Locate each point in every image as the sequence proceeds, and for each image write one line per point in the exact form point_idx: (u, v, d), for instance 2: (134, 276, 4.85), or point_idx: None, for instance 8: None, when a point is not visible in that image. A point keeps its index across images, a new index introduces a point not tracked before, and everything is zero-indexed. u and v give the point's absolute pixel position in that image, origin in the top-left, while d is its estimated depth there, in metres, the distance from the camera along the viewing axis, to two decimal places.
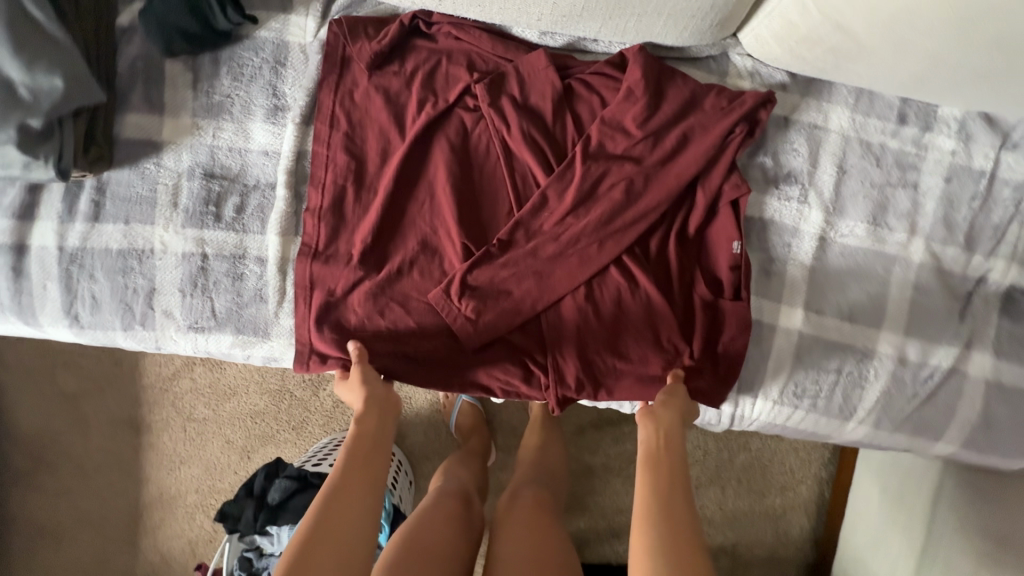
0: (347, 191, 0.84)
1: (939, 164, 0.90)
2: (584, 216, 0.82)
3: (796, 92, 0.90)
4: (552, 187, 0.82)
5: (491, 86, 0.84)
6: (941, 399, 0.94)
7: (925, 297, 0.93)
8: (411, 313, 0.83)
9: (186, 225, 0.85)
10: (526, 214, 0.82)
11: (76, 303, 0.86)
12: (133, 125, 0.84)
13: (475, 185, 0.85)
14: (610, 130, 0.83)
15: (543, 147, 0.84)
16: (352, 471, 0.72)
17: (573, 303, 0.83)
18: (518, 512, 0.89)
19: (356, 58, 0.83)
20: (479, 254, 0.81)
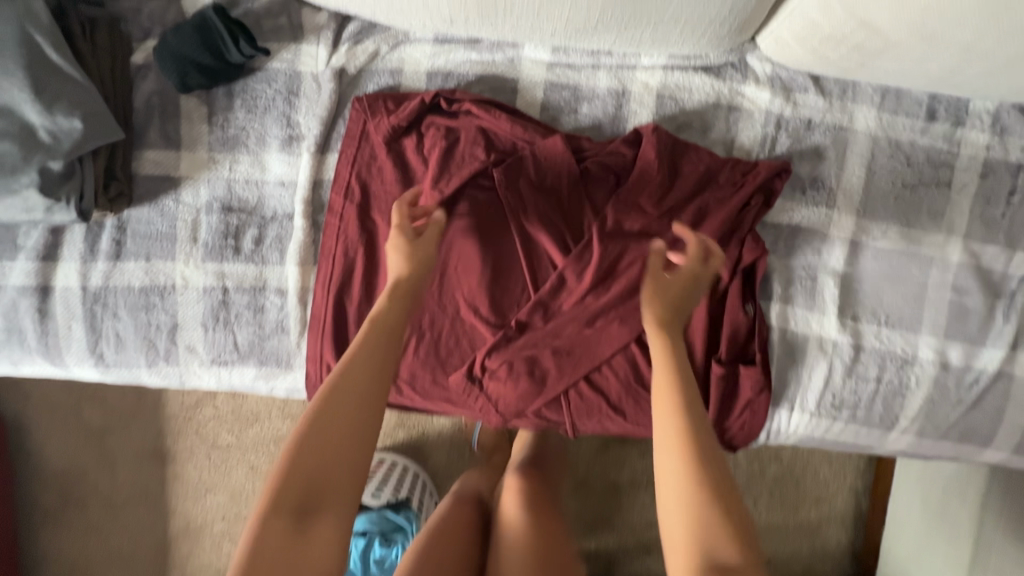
0: (357, 262, 0.84)
1: (973, 160, 0.87)
2: (602, 293, 0.85)
3: (819, 94, 0.87)
4: (569, 268, 0.85)
5: (508, 170, 0.84)
6: (988, 404, 0.89)
7: (965, 298, 0.89)
8: (434, 387, 0.88)
9: (205, 259, 0.85)
10: (546, 291, 0.85)
11: (101, 342, 0.86)
12: (151, 162, 0.83)
13: (492, 266, 0.86)
14: (626, 208, 0.84)
15: (559, 227, 0.86)
16: (357, 387, 0.61)
17: (589, 379, 0.88)
18: (527, 516, 0.85)
19: (374, 132, 0.83)
20: (498, 339, 0.85)
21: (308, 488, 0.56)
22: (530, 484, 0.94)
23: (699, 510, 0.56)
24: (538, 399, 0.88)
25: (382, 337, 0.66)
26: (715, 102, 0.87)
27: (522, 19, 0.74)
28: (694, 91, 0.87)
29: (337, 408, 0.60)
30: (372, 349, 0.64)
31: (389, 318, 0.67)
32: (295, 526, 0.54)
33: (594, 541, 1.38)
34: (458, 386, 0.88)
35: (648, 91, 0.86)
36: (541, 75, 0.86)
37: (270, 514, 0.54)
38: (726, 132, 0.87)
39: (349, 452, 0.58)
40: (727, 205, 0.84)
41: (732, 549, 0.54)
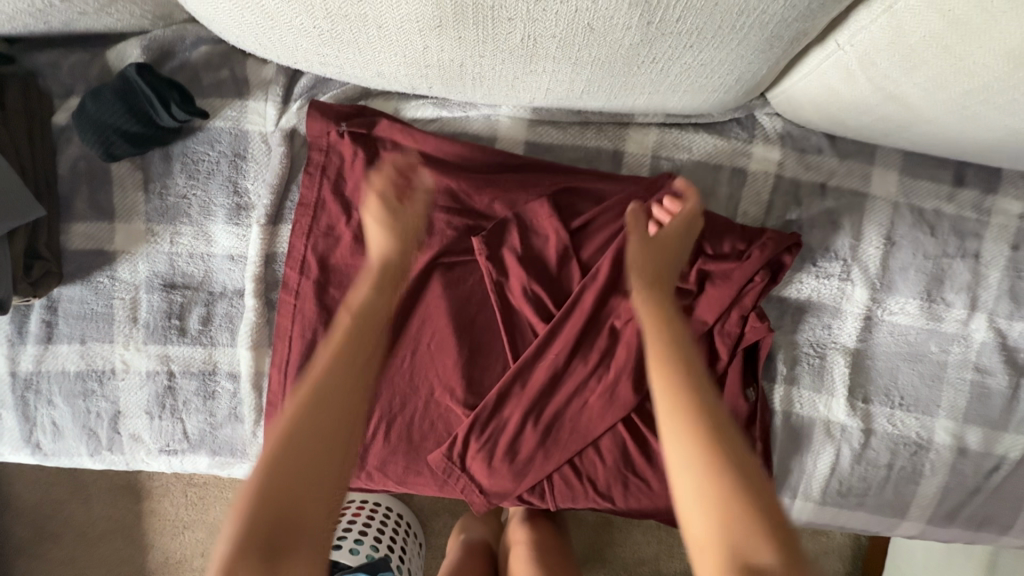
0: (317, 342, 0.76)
1: (1004, 230, 0.78)
2: (588, 366, 0.78)
3: (835, 156, 0.77)
4: (552, 341, 0.76)
5: (490, 237, 0.75)
6: (1007, 490, 0.83)
7: (988, 379, 0.81)
8: (405, 469, 0.79)
9: (147, 341, 0.76)
10: (529, 366, 0.77)
11: (36, 431, 0.78)
12: (81, 235, 0.74)
13: (470, 339, 0.78)
14: (617, 274, 0.76)
15: (542, 298, 0.77)
16: (330, 397, 0.55)
17: (574, 461, 0.80)
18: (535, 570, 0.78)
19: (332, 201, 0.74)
20: (475, 415, 0.77)
21: (290, 510, 0.50)
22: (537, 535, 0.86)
23: (725, 500, 0.50)
24: (520, 482, 0.80)
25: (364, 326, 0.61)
26: (719, 164, 0.76)
27: (494, 89, 0.64)
28: (695, 151, 0.77)
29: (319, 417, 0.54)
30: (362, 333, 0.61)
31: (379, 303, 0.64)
32: (266, 563, 0.47)
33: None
34: (434, 468, 0.79)
35: (642, 151, 0.77)
36: (521, 134, 0.77)
37: (237, 551, 0.47)
38: (728, 196, 0.77)
39: (322, 466, 0.52)
40: (729, 278, 0.75)
41: (762, 550, 0.48)
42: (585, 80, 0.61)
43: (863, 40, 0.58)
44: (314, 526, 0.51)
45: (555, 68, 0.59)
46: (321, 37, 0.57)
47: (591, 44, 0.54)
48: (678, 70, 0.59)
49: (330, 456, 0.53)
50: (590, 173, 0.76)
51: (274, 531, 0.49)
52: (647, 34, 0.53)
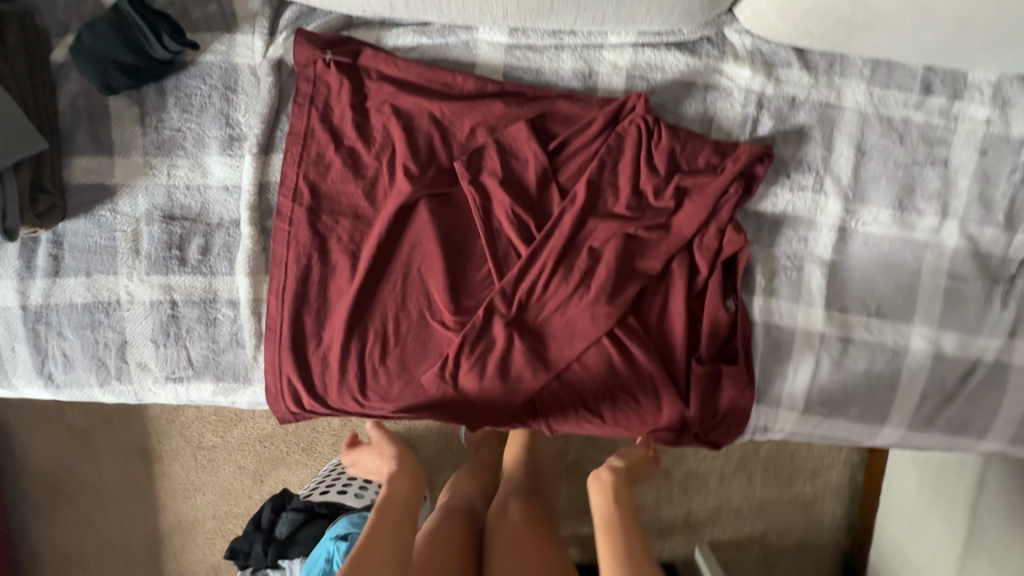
0: (312, 267, 0.79)
1: (971, 136, 0.80)
2: (571, 282, 0.79)
3: (804, 68, 0.79)
4: (533, 257, 0.79)
5: (470, 163, 0.78)
6: (985, 394, 0.85)
7: (962, 286, 0.84)
8: (397, 394, 0.81)
9: (150, 272, 0.80)
10: (516, 286, 0.79)
11: (48, 362, 0.82)
12: (82, 169, 0.77)
13: (456, 261, 0.80)
14: (599, 191, 0.79)
15: (524, 220, 0.79)
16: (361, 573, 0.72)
17: (562, 377, 0.82)
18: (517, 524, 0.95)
19: (321, 129, 0.77)
20: (467, 331, 0.79)
21: None
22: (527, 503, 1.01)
23: None
24: (514, 398, 0.82)
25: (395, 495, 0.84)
26: (691, 81, 0.79)
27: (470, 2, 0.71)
28: (668, 70, 0.79)
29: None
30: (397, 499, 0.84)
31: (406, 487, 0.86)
32: None
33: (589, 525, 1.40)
34: (428, 390, 0.81)
35: (617, 71, 0.79)
36: (498, 59, 0.79)
37: None
38: (702, 113, 0.80)
39: None
40: (704, 192, 0.78)
41: None
42: None
43: None
44: None
45: None
46: None
47: None
48: None
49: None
50: (566, 97, 0.78)
51: None
52: None
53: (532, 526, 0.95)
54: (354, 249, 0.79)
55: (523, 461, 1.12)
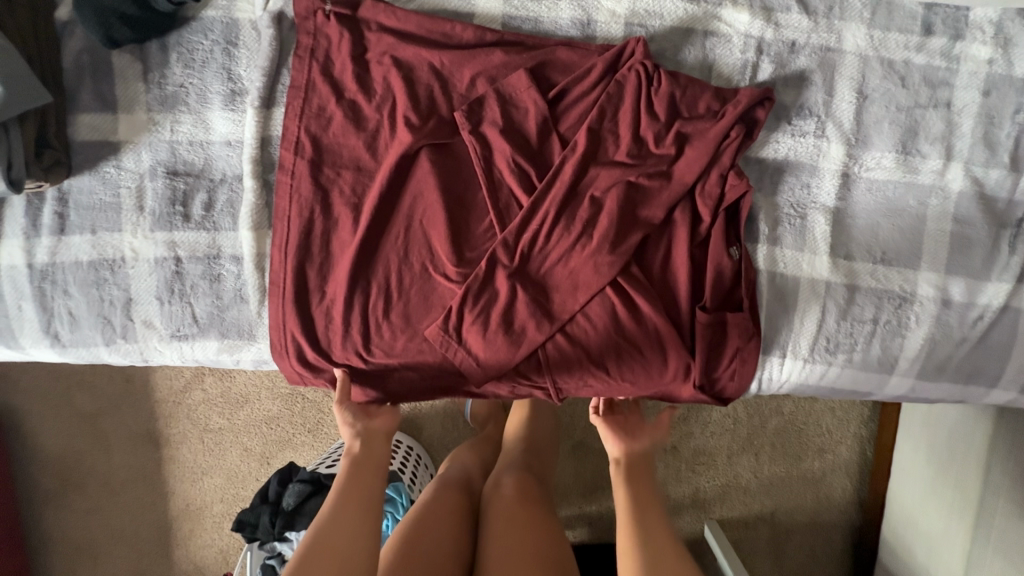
0: (314, 221, 0.79)
1: (974, 77, 0.80)
2: (573, 230, 0.79)
3: (803, 12, 0.79)
4: (535, 205, 0.78)
5: (471, 113, 0.79)
6: (993, 341, 0.84)
7: (968, 230, 0.83)
8: (400, 349, 0.81)
9: (154, 228, 0.80)
10: (518, 236, 0.79)
11: (54, 321, 0.82)
12: (86, 126, 0.78)
13: (458, 213, 0.80)
14: (600, 139, 0.79)
15: (525, 169, 0.79)
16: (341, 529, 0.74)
17: (567, 331, 0.81)
18: (512, 494, 0.94)
19: (322, 81, 0.78)
20: (469, 283, 0.78)
21: None
22: (523, 480, 0.99)
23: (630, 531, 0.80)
24: (520, 352, 0.80)
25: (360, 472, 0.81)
26: (690, 27, 0.79)
27: None
28: (666, 17, 0.79)
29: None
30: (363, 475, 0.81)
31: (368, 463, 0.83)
32: None
33: (596, 505, 1.39)
34: (432, 344, 0.80)
35: (615, 19, 0.79)
36: (497, 10, 0.80)
37: None
38: (702, 59, 0.80)
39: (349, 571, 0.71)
40: (705, 136, 0.78)
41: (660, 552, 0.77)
42: None
43: None
44: None
45: None
46: None
47: None
48: None
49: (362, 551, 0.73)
50: (565, 45, 0.79)
51: None
52: None
53: (527, 498, 0.94)
54: (356, 202, 0.79)
55: (522, 437, 1.12)
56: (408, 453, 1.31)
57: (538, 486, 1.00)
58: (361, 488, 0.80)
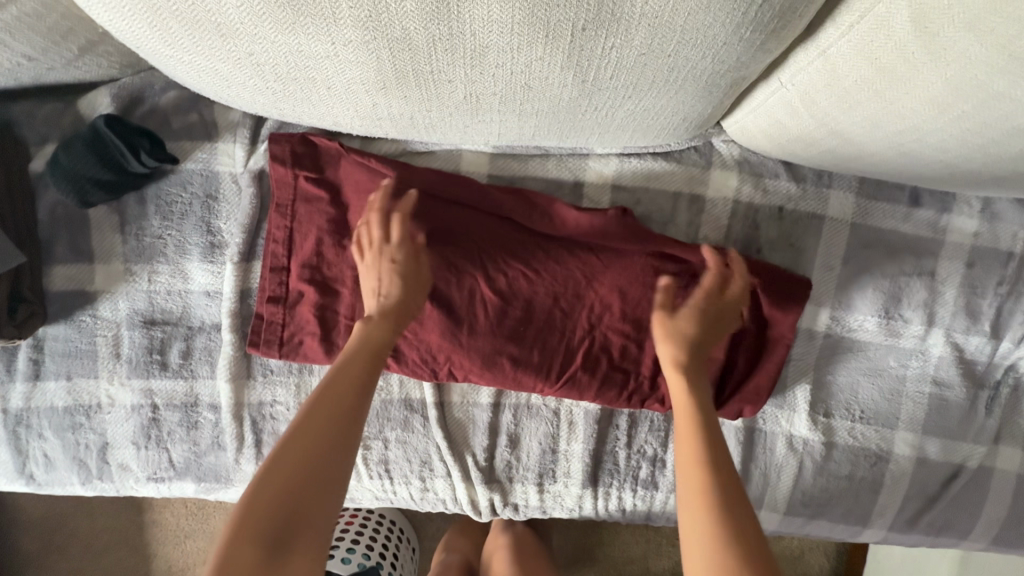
0: (308, 344, 0.76)
1: (959, 248, 0.80)
2: (572, 297, 0.76)
3: (791, 180, 0.79)
4: (532, 269, 0.75)
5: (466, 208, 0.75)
6: (965, 498, 0.85)
7: (946, 392, 0.83)
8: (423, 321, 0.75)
9: (131, 376, 0.79)
10: (510, 301, 0.76)
11: (29, 463, 0.81)
12: (63, 277, 0.77)
13: (454, 287, 0.75)
14: (591, 254, 0.75)
15: (520, 253, 0.75)
16: (317, 420, 0.58)
17: (601, 331, 0.77)
18: (510, 553, 1.05)
19: (304, 220, 0.74)
20: (497, 294, 0.75)
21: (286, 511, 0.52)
22: (517, 542, 1.08)
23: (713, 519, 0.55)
24: (511, 378, 0.77)
25: (361, 354, 0.65)
26: (677, 192, 0.79)
27: (447, 134, 0.63)
28: (654, 180, 0.78)
29: (279, 546, 0.50)
30: (358, 355, 0.65)
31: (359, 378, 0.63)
32: (268, 551, 0.50)
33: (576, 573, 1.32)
34: (460, 314, 0.76)
35: (604, 182, 0.78)
36: (483, 167, 0.78)
37: (242, 542, 0.50)
38: (689, 222, 0.79)
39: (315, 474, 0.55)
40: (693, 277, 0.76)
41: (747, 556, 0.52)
42: (533, 126, 0.61)
43: (803, 80, 0.60)
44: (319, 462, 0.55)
45: (501, 118, 0.59)
46: (275, 96, 0.58)
47: (530, 98, 0.55)
48: (624, 115, 0.59)
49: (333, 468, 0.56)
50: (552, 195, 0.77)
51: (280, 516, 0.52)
52: (584, 90, 0.54)
53: (523, 555, 1.05)
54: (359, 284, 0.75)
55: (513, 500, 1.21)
56: (390, 531, 1.28)
57: (533, 540, 1.10)
58: (350, 389, 0.62)
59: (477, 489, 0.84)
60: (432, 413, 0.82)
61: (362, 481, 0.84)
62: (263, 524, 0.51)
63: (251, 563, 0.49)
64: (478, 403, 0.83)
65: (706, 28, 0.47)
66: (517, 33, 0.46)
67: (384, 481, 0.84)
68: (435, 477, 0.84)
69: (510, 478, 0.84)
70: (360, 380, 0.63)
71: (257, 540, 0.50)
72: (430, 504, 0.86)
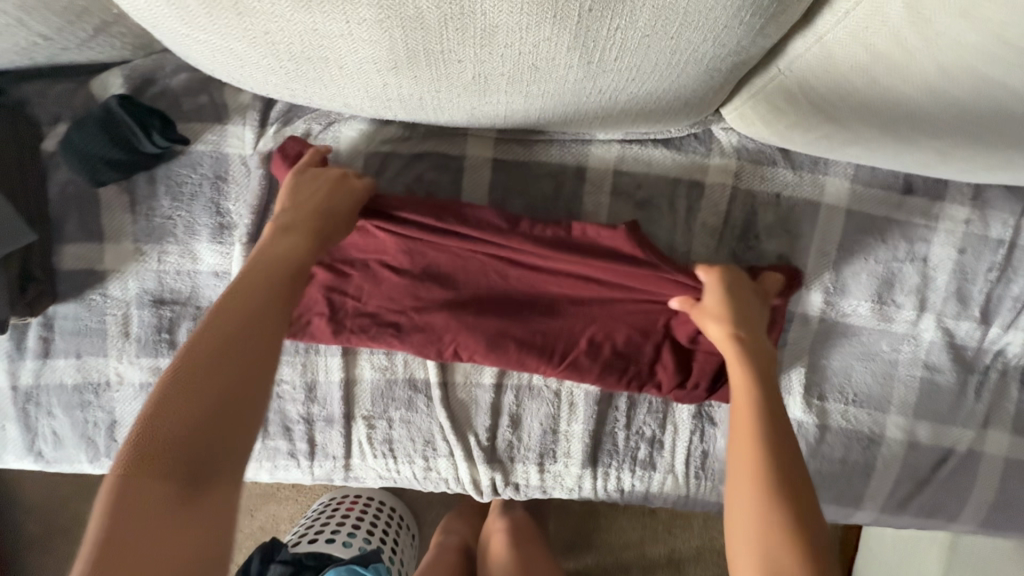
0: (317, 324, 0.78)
1: (951, 235, 0.82)
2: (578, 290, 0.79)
3: (788, 167, 0.81)
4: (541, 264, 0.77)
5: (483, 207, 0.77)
6: (954, 481, 0.87)
7: (937, 376, 0.85)
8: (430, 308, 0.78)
9: (140, 354, 0.80)
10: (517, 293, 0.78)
11: (38, 440, 0.83)
12: (72, 256, 0.78)
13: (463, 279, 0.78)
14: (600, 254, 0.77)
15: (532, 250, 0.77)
16: (221, 339, 0.54)
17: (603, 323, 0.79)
18: (507, 538, 1.07)
19: None
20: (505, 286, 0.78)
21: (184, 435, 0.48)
22: (515, 526, 1.10)
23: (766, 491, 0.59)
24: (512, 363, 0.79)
25: (264, 276, 0.61)
26: (677, 178, 0.80)
27: (454, 116, 0.65)
28: (654, 167, 0.80)
29: (189, 476, 0.47)
30: (257, 279, 0.61)
31: (273, 300, 0.60)
32: (174, 484, 0.46)
33: (575, 561, 1.34)
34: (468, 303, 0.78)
35: (605, 167, 0.80)
36: (488, 152, 0.79)
37: (137, 474, 0.46)
38: (688, 207, 0.81)
39: (218, 391, 0.51)
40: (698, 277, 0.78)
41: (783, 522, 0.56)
42: (540, 108, 0.62)
43: (800, 66, 0.62)
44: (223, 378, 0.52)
45: (508, 99, 0.61)
46: (287, 75, 0.59)
47: (538, 79, 0.56)
48: (627, 98, 0.61)
49: (241, 384, 0.53)
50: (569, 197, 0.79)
51: (180, 440, 0.48)
52: (589, 72, 0.55)
53: (520, 540, 1.06)
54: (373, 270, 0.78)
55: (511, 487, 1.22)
56: (390, 517, 1.30)
57: (531, 526, 1.12)
58: (249, 308, 0.58)
59: (479, 469, 0.86)
60: (435, 393, 0.83)
61: (366, 460, 0.86)
62: (158, 453, 0.47)
63: (154, 499, 0.46)
64: (480, 384, 0.84)
65: (708, 11, 0.48)
66: (526, 13, 0.47)
67: (388, 460, 0.86)
68: (438, 457, 0.86)
69: (512, 459, 0.86)
70: (269, 301, 0.59)
71: (150, 472, 0.46)
72: (433, 484, 0.88)
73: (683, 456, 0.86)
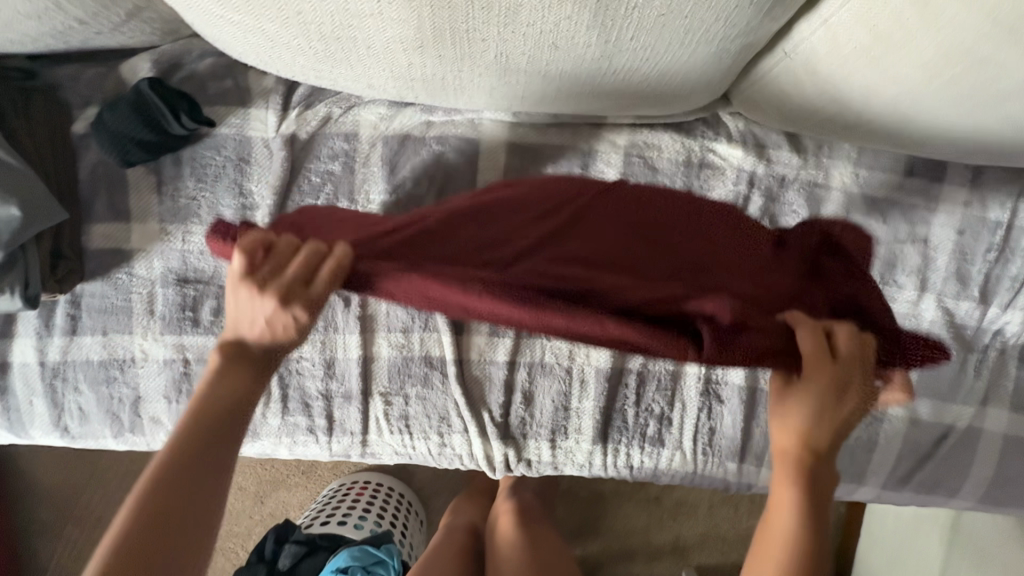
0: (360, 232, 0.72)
1: (951, 217, 0.85)
2: None
3: (793, 150, 0.83)
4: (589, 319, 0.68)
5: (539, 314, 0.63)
6: (955, 458, 0.90)
7: (938, 355, 0.88)
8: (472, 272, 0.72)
9: (164, 332, 0.82)
10: None
11: (64, 415, 0.85)
12: (100, 235, 0.81)
13: None
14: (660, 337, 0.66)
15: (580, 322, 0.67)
16: (185, 468, 0.62)
17: None
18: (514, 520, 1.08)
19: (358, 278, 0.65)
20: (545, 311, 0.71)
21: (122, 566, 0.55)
22: (522, 508, 1.11)
23: None
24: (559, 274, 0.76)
25: (222, 411, 0.68)
26: (687, 161, 0.83)
27: (474, 97, 0.67)
28: (664, 150, 0.83)
29: None
30: (204, 411, 0.67)
31: (212, 408, 0.68)
32: None
33: (583, 546, 1.38)
34: None
35: (616, 150, 0.82)
36: (503, 134, 0.82)
37: None
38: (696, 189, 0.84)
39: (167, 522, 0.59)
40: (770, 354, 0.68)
41: None
42: (557, 88, 0.65)
43: (807, 48, 0.65)
44: (184, 506, 0.60)
45: (527, 80, 0.63)
46: (316, 56, 0.61)
47: (557, 59, 0.59)
48: (640, 79, 0.63)
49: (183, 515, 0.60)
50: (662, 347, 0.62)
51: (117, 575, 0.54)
52: (607, 51, 0.58)
53: (526, 522, 1.08)
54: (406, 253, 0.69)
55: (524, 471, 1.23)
56: (399, 504, 1.30)
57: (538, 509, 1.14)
58: (203, 440, 0.65)
59: (493, 445, 0.88)
60: (451, 369, 0.86)
61: (383, 436, 0.88)
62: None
63: None
64: (495, 361, 0.86)
65: None
66: None
67: (404, 436, 0.88)
68: (452, 433, 0.88)
69: (524, 435, 0.89)
70: (207, 437, 0.66)
71: None
72: (447, 460, 0.90)
73: (690, 433, 0.88)
